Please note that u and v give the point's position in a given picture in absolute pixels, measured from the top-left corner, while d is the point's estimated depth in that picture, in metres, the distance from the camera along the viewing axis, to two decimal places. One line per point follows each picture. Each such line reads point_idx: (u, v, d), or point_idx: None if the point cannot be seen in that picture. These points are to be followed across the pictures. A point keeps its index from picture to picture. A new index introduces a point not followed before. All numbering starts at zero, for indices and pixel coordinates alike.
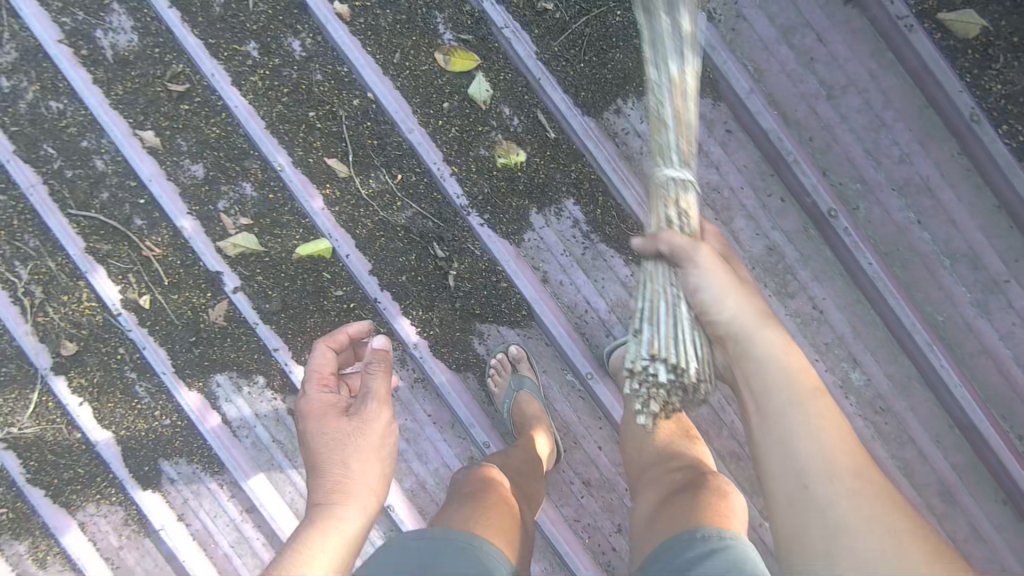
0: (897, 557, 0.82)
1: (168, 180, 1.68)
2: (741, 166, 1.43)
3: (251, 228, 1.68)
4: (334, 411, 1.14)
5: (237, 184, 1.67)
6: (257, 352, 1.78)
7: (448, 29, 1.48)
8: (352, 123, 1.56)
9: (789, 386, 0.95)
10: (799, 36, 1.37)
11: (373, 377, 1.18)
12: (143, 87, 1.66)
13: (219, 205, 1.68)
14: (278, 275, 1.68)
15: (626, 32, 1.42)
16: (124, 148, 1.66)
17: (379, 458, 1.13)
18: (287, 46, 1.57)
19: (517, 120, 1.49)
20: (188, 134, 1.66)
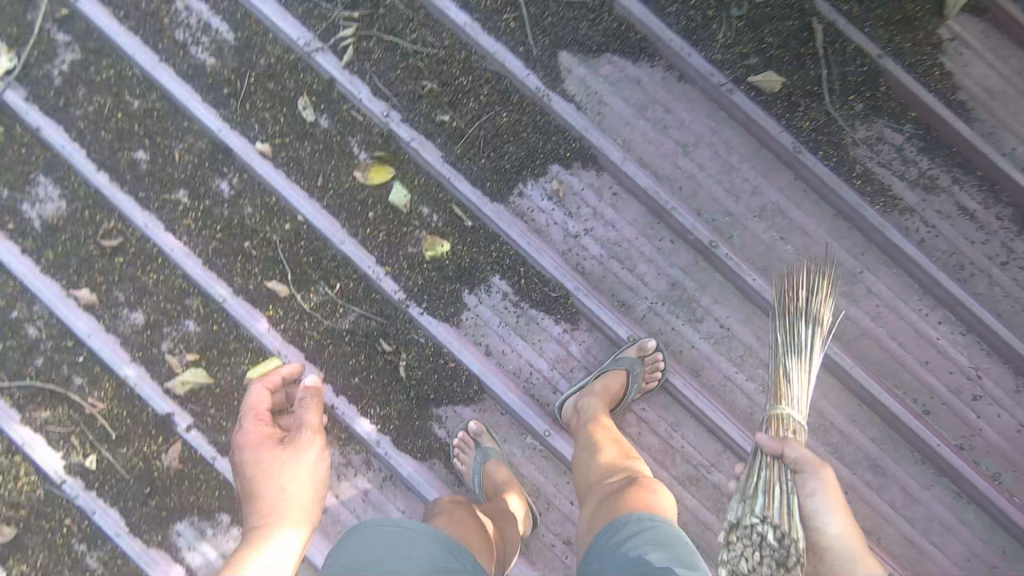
0: None
1: (108, 332, 1.72)
2: (632, 221, 1.68)
3: (198, 363, 1.72)
4: (271, 443, 1.32)
5: (179, 323, 1.72)
6: (217, 489, 1.74)
7: (362, 150, 1.69)
8: (287, 246, 1.70)
9: (845, 554, 1.19)
10: (651, 110, 1.67)
11: (306, 411, 1.37)
12: (74, 248, 1.72)
13: (163, 346, 1.72)
14: (230, 404, 1.71)
15: (515, 130, 1.67)
16: (59, 310, 1.71)
17: (314, 482, 1.33)
18: (216, 188, 1.71)
19: (436, 215, 1.69)
20: (124, 285, 1.72)
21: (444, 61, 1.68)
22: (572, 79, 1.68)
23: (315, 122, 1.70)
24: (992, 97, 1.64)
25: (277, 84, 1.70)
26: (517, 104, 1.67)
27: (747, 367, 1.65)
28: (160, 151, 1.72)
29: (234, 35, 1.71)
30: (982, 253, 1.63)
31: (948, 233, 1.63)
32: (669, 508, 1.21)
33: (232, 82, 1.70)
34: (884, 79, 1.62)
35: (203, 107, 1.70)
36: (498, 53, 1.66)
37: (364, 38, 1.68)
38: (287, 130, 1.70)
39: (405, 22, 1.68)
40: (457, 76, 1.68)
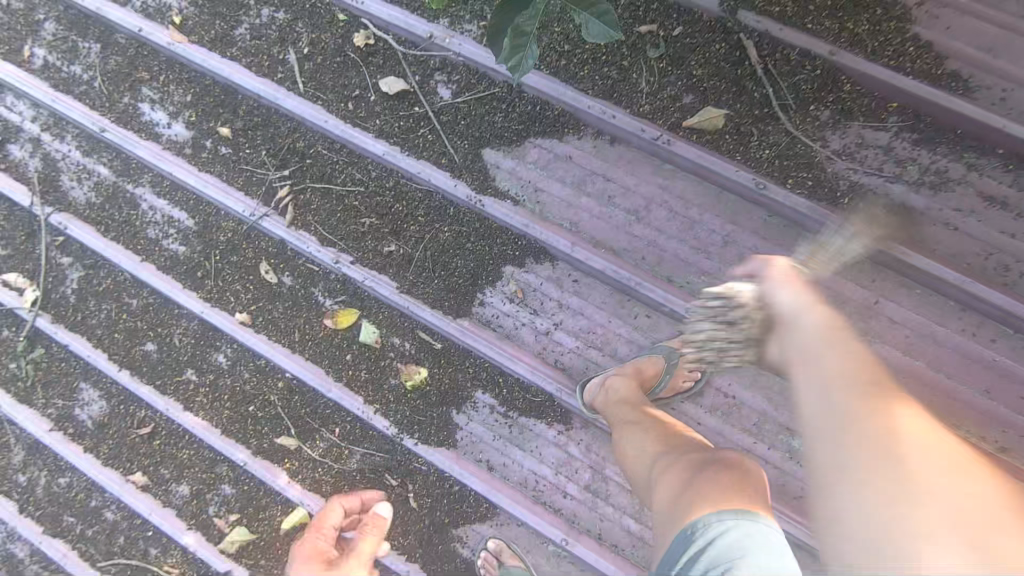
0: (965, 501, 0.78)
1: (166, 507, 1.83)
2: (600, 304, 1.54)
3: (240, 521, 1.78)
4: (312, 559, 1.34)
5: (217, 488, 1.80)
6: None
7: (327, 298, 1.69)
8: (285, 401, 1.73)
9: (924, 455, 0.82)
10: (590, 184, 1.53)
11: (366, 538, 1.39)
12: (122, 439, 1.87)
13: (210, 510, 1.80)
14: (276, 554, 1.76)
15: (459, 242, 1.60)
16: (122, 495, 1.84)
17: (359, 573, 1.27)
18: (215, 361, 1.79)
19: (408, 343, 1.65)
20: (168, 463, 1.83)
21: (376, 192, 1.66)
22: (501, 173, 1.59)
23: (280, 282, 1.73)
24: (995, 56, 1.33)
25: (239, 256, 1.75)
26: (455, 216, 1.61)
27: (767, 437, 1.45)
28: (164, 340, 1.83)
29: (193, 222, 1.79)
30: None
31: (976, 232, 1.33)
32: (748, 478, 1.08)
33: (203, 264, 1.78)
34: (846, 77, 1.39)
35: (185, 294, 1.79)
36: (422, 173, 1.61)
37: (300, 192, 1.70)
38: (258, 296, 1.74)
39: (332, 166, 1.69)
40: (393, 203, 1.65)
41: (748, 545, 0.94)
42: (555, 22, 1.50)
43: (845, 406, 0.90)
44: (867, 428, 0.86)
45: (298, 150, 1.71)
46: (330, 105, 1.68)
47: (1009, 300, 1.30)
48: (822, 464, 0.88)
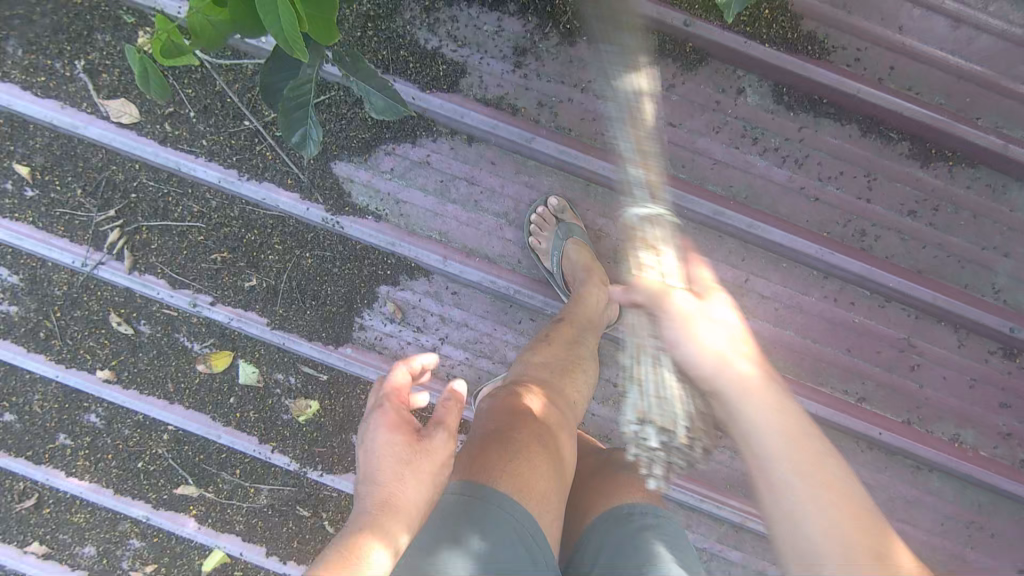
0: (787, 460, 0.74)
1: (74, 569, 1.74)
2: (483, 312, 1.48)
3: (159, 569, 1.73)
4: (406, 429, 0.91)
5: (126, 542, 1.72)
6: None
7: (194, 343, 1.55)
8: (175, 451, 1.64)
9: (768, 418, 0.78)
10: (454, 190, 1.41)
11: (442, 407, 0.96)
12: (7, 513, 1.72)
13: (125, 564, 1.73)
14: None
15: (325, 268, 1.47)
16: (25, 567, 1.74)
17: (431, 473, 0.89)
18: (88, 422, 1.64)
19: (292, 376, 1.56)
20: (65, 528, 1.72)
21: (220, 224, 1.47)
22: (356, 187, 1.43)
23: (137, 332, 1.56)
24: (848, 11, 1.25)
25: (82, 310, 1.55)
26: (316, 240, 1.46)
27: None
28: (23, 408, 1.64)
29: (18, 277, 1.55)
30: (886, 208, 1.34)
31: (833, 199, 1.34)
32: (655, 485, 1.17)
33: (44, 322, 1.57)
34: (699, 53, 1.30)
35: (33, 359, 1.59)
36: (267, 198, 1.43)
37: (135, 233, 1.49)
38: (117, 349, 1.57)
39: (162, 199, 1.47)
40: (242, 233, 1.47)
41: (671, 536, 1.04)
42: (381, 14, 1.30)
43: (798, 433, 0.77)
44: (778, 431, 0.76)
45: (119, 184, 1.47)
46: (143, 128, 1.43)
47: (864, 266, 1.34)
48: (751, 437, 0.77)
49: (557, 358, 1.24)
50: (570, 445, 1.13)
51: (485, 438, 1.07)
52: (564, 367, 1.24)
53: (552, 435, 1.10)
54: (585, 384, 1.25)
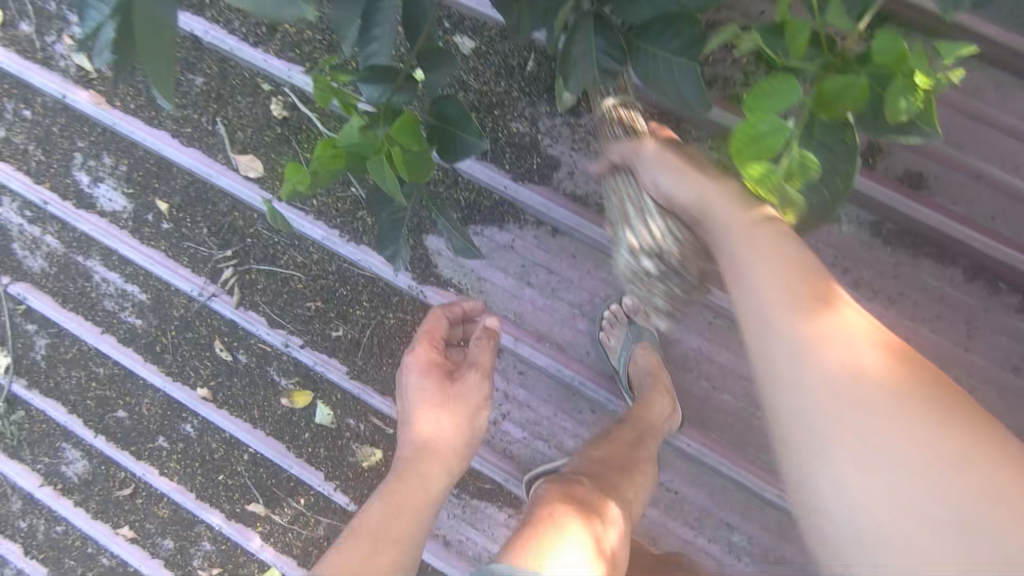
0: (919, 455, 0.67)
1: (153, 557, 1.93)
2: (546, 395, 1.52)
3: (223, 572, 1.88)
4: (438, 373, 1.21)
5: (199, 543, 1.89)
6: None
7: (281, 378, 1.69)
8: (251, 471, 1.79)
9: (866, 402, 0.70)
10: (533, 277, 1.46)
11: (479, 349, 1.25)
12: (107, 496, 1.94)
13: (194, 562, 1.90)
14: None
15: (403, 330, 1.56)
16: (113, 547, 1.94)
17: (472, 425, 1.20)
18: (183, 430, 1.83)
19: (361, 423, 1.67)
20: (151, 519, 1.92)
21: (318, 276, 1.60)
22: (443, 261, 1.52)
23: (235, 359, 1.72)
24: (966, 151, 1.19)
25: (193, 332, 1.74)
26: (399, 304, 1.56)
27: (706, 529, 1.45)
28: (134, 408, 1.86)
29: (146, 295, 1.76)
30: (987, 360, 1.24)
31: (929, 343, 1.25)
32: None
33: (160, 338, 1.77)
34: None
35: (146, 367, 1.80)
36: (362, 260, 1.55)
37: (244, 273, 1.66)
38: (216, 371, 1.74)
39: (272, 246, 1.63)
40: (336, 288, 1.60)
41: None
42: (495, 109, 1.38)
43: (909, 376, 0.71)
44: (881, 397, 0.70)
45: (239, 230, 1.64)
46: (265, 183, 1.59)
47: None
48: (790, 387, 0.74)
49: (608, 456, 1.26)
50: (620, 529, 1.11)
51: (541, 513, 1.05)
52: (618, 462, 1.25)
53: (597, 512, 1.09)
54: (643, 487, 1.25)
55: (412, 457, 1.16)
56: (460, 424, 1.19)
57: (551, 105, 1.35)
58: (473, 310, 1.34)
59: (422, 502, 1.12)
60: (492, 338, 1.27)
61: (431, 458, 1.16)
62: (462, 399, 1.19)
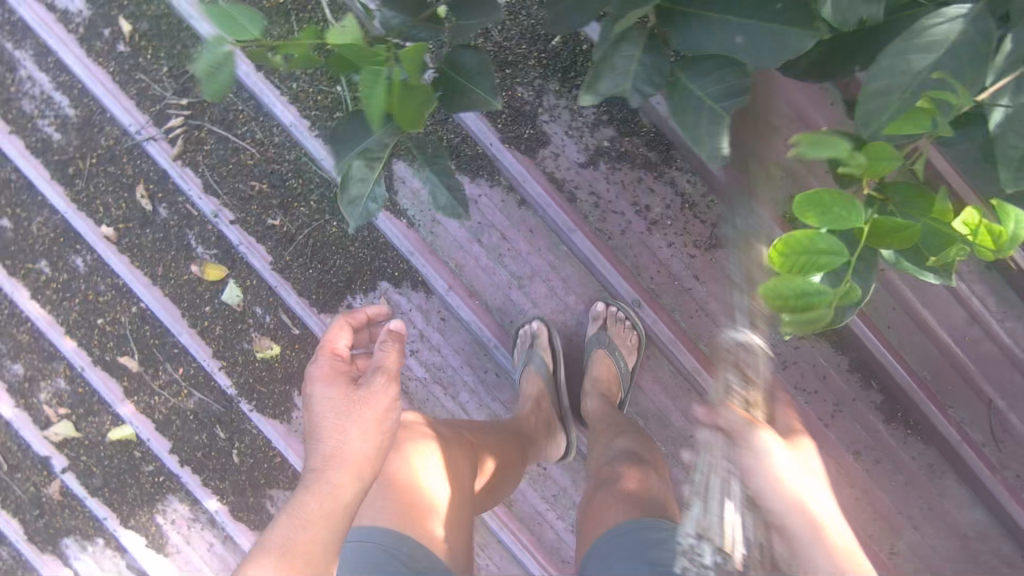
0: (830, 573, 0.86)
1: None
2: (459, 347, 1.57)
3: (70, 416, 1.78)
4: (341, 382, 1.07)
5: (52, 379, 1.78)
6: (86, 520, 1.83)
7: (199, 246, 1.62)
8: (135, 326, 1.71)
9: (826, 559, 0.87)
10: (486, 235, 1.49)
11: (386, 352, 1.10)
12: None
13: (39, 398, 1.78)
14: (99, 454, 1.78)
15: (343, 242, 1.55)
16: None
17: (380, 429, 1.04)
18: (71, 263, 1.69)
19: (269, 316, 1.64)
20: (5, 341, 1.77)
21: (272, 160, 1.54)
22: (405, 190, 1.51)
23: (154, 210, 1.62)
24: (889, 263, 1.36)
25: (116, 168, 1.61)
26: (346, 215, 1.53)
27: (560, 506, 1.58)
28: (22, 221, 1.70)
29: (75, 112, 1.60)
30: (837, 438, 1.44)
31: (799, 408, 1.44)
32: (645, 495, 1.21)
33: (76, 161, 1.62)
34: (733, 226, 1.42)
35: (50, 185, 1.64)
36: (324, 161, 1.51)
37: (194, 128, 1.56)
38: (129, 216, 1.63)
39: (233, 112, 1.54)
40: (287, 178, 1.54)
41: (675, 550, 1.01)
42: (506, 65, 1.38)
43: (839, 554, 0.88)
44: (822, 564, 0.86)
45: (202, 81, 1.54)
46: None
47: None
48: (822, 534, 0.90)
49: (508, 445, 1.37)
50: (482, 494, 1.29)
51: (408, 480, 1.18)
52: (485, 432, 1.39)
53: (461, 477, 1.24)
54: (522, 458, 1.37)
55: (318, 472, 1.01)
56: (369, 426, 1.03)
57: (558, 81, 1.38)
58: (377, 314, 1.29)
59: (338, 515, 0.98)
60: (399, 342, 1.12)
61: (337, 470, 1.00)
62: (369, 401, 1.04)
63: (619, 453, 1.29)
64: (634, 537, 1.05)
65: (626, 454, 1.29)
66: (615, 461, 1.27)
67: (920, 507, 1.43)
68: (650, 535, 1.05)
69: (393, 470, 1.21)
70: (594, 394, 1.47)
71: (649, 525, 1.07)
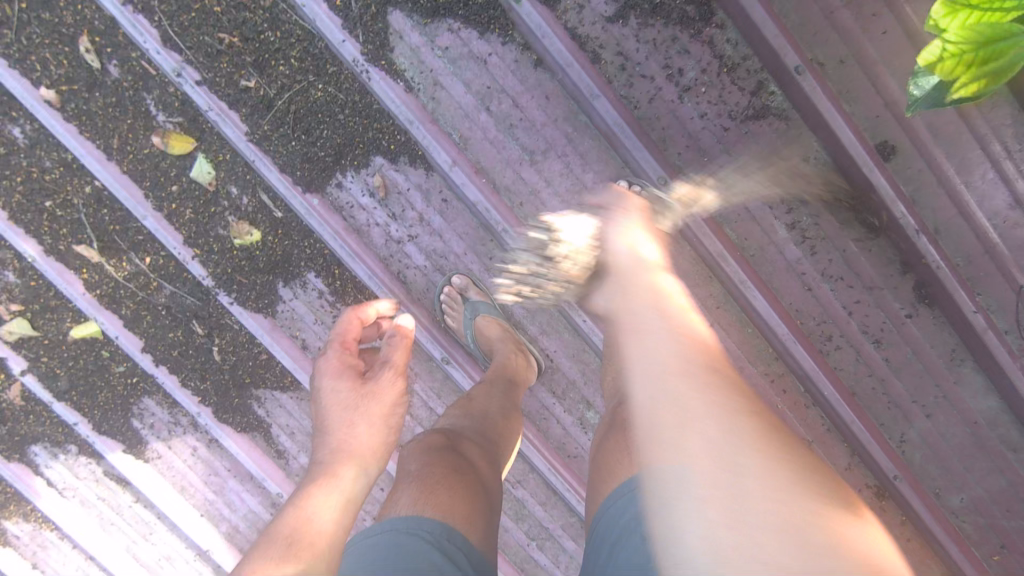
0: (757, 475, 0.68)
1: None
2: (464, 233, 1.44)
3: (23, 312, 1.59)
4: (351, 376, 1.04)
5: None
6: (56, 424, 1.69)
7: (160, 113, 1.41)
8: (92, 210, 1.51)
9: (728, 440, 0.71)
10: (495, 103, 1.33)
11: (392, 350, 1.09)
12: None
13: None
14: (60, 354, 1.61)
15: (331, 107, 1.36)
16: None
17: (388, 425, 1.01)
18: (8, 134, 1.45)
19: (246, 197, 1.46)
20: None
21: (245, 6, 1.31)
22: (402, 46, 1.32)
23: (104, 70, 1.39)
24: (935, 139, 1.25)
25: (53, 16, 1.35)
26: (335, 76, 1.34)
27: (569, 398, 1.51)
28: None
29: None
30: (863, 326, 1.38)
31: (824, 296, 1.37)
32: None
33: (3, 7, 1.35)
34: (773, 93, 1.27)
35: None
36: (307, 6, 1.28)
37: None
38: (73, 76, 1.39)
39: None
40: (262, 29, 1.32)
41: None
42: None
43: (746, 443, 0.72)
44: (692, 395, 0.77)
45: None
46: None
47: (814, 364, 1.38)
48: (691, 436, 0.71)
49: (479, 411, 1.24)
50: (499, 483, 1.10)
51: (420, 480, 1.02)
52: (494, 416, 1.23)
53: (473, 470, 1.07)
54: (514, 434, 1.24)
55: (324, 470, 0.97)
56: (375, 422, 1.00)
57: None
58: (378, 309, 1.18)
59: (365, 458, 0.98)
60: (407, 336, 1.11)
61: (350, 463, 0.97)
62: (377, 398, 1.02)
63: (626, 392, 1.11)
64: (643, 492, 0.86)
65: None
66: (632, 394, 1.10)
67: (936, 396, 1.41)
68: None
69: (408, 473, 1.07)
70: None
71: None
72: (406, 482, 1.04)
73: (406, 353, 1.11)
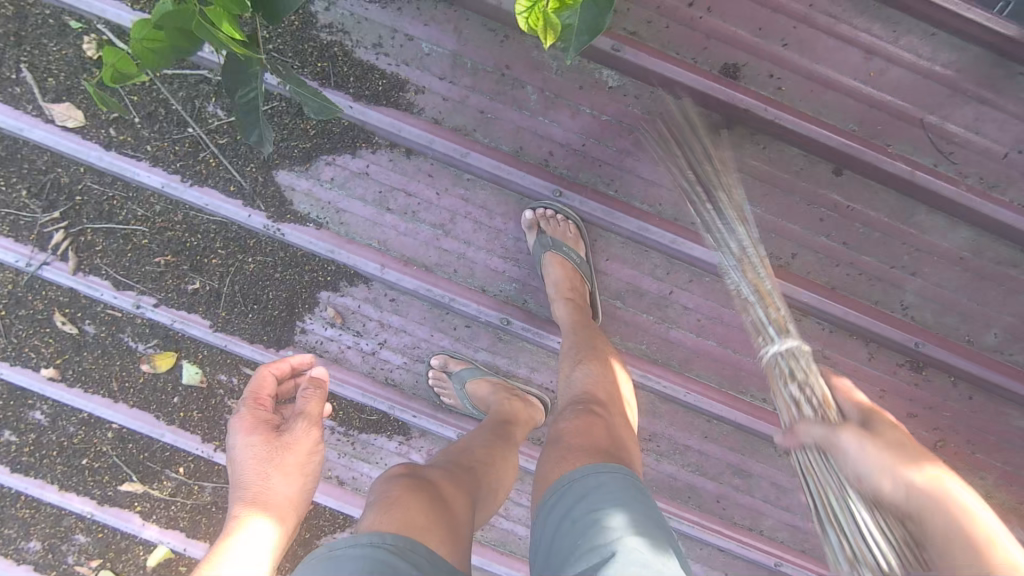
0: None
1: (20, 564, 1.72)
2: (421, 320, 1.54)
3: (104, 565, 1.73)
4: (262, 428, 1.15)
5: (69, 538, 1.72)
6: None
7: (138, 343, 1.59)
8: (120, 450, 1.66)
9: None
10: (391, 201, 1.46)
11: (305, 399, 1.19)
12: None
13: (68, 560, 1.73)
14: None
15: (267, 273, 1.51)
16: None
17: (303, 472, 1.13)
18: (32, 419, 1.64)
19: (235, 376, 1.61)
20: (10, 523, 1.70)
21: (164, 228, 1.51)
22: (297, 195, 1.47)
23: (81, 331, 1.58)
24: (765, 39, 1.33)
25: (27, 309, 1.57)
26: (257, 246, 1.51)
27: None
28: None
29: None
30: (803, 228, 1.42)
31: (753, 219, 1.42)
32: (625, 440, 1.11)
33: None
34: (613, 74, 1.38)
35: None
36: (209, 204, 1.47)
37: (80, 235, 1.52)
38: (61, 348, 1.58)
39: (107, 202, 1.50)
40: (184, 238, 1.51)
41: (622, 493, 0.92)
42: (320, 16, 1.36)
43: None
44: None
45: (64, 187, 1.50)
46: (87, 133, 1.45)
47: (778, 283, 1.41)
48: None
49: (459, 448, 1.30)
50: (467, 509, 1.13)
51: (386, 503, 1.05)
52: (474, 445, 1.30)
53: (439, 493, 1.11)
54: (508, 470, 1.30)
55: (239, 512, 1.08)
56: (290, 472, 1.12)
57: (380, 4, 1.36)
58: (300, 364, 1.31)
59: None
60: (321, 387, 1.23)
61: (255, 511, 1.07)
62: (290, 449, 1.12)
63: (565, 407, 1.19)
64: (583, 486, 0.95)
65: (581, 398, 1.19)
66: (564, 413, 1.17)
67: (907, 251, 1.42)
68: (593, 482, 0.94)
69: (374, 499, 1.08)
70: (560, 301, 1.41)
71: (596, 467, 0.97)
72: (371, 508, 1.06)
73: (320, 402, 1.21)
